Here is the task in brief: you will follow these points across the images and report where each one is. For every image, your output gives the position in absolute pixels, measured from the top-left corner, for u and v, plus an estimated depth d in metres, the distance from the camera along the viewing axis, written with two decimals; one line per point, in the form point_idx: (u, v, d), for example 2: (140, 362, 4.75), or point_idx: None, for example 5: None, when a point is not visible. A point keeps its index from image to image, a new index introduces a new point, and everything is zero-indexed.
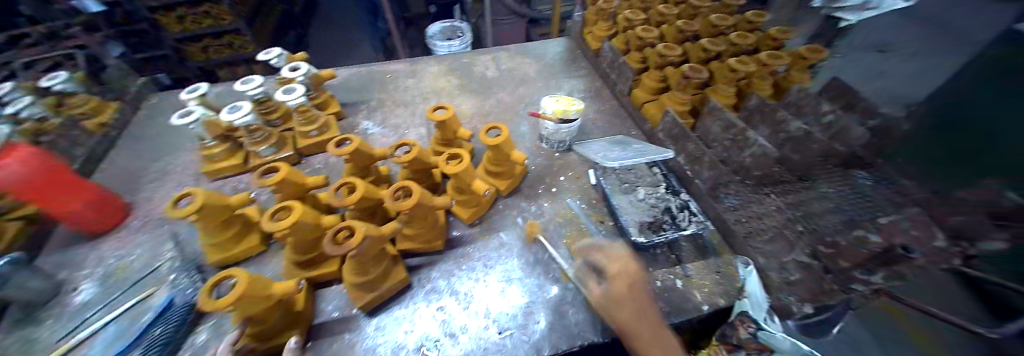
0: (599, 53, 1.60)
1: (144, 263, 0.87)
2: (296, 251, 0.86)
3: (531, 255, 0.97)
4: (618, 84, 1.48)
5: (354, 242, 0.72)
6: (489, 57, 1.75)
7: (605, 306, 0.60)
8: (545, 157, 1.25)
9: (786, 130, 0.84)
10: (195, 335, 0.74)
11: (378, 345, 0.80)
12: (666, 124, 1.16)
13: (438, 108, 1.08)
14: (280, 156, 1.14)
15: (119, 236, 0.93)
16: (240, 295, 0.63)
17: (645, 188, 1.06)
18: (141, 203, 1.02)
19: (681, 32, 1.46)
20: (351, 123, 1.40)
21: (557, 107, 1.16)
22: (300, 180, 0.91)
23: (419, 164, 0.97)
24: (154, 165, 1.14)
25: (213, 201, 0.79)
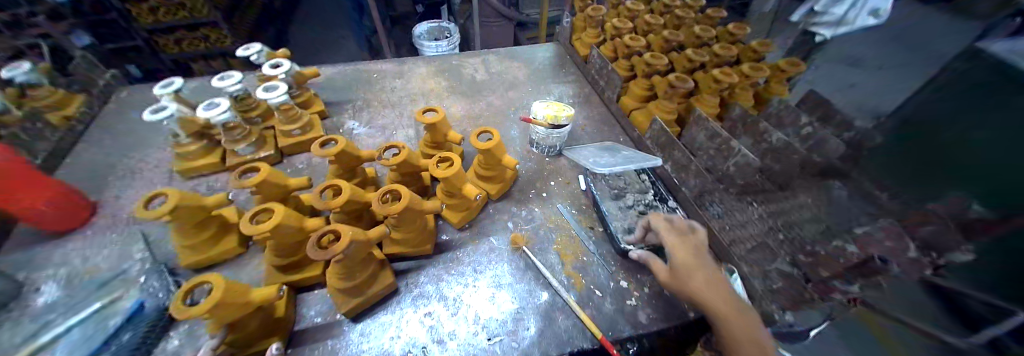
0: (588, 60, 1.62)
1: (114, 264, 0.81)
2: (278, 254, 0.82)
3: (520, 259, 0.97)
4: (607, 91, 1.50)
5: (339, 246, 0.69)
6: (479, 60, 1.75)
7: (679, 277, 0.65)
8: (535, 162, 1.25)
9: (768, 141, 0.98)
10: (168, 342, 0.69)
11: (362, 352, 0.77)
12: (653, 132, 1.19)
13: (427, 110, 1.07)
14: (261, 155, 1.10)
15: (82, 237, 0.87)
16: (217, 301, 0.60)
17: (633, 194, 1.08)
18: (108, 202, 0.96)
19: (667, 42, 1.48)
20: (335, 122, 1.36)
21: (547, 112, 1.15)
22: (283, 181, 0.88)
23: (408, 167, 0.95)
24: (123, 161, 1.08)
25: (189, 201, 0.74)
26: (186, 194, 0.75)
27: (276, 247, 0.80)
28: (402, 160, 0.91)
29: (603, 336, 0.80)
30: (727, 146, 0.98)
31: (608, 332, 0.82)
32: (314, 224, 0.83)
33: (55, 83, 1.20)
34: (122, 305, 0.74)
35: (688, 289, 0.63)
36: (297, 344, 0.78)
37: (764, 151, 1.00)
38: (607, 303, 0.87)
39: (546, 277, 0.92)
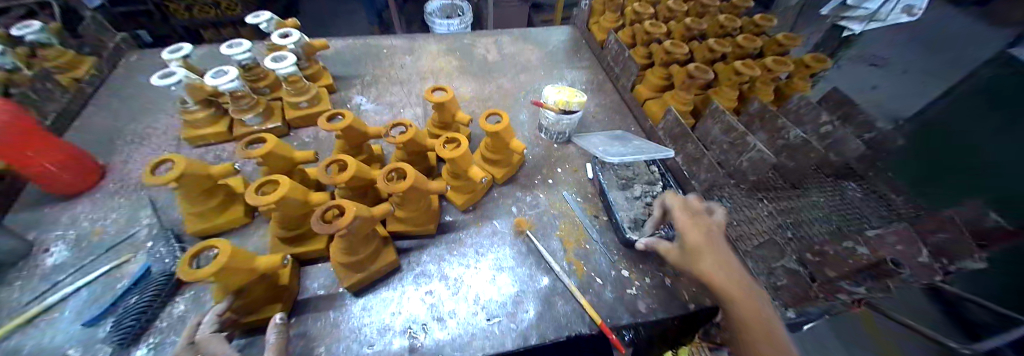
0: (604, 45, 1.57)
1: (121, 228, 0.83)
2: (282, 225, 0.83)
3: (523, 244, 0.96)
4: (621, 78, 1.45)
5: (344, 221, 0.69)
6: (491, 41, 1.70)
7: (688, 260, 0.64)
8: (543, 148, 1.23)
9: (785, 138, 0.95)
10: (173, 306, 0.71)
11: (364, 325, 0.79)
12: (667, 123, 1.16)
13: (437, 89, 1.05)
14: (268, 127, 1.09)
15: (92, 200, 0.88)
16: (223, 266, 0.61)
17: (640, 184, 1.06)
18: (117, 166, 0.96)
19: (688, 30, 1.43)
20: (343, 97, 1.35)
21: (558, 97, 1.11)
22: (289, 154, 0.88)
23: (415, 146, 0.94)
24: (131, 126, 1.08)
25: (196, 169, 0.75)
26: (193, 162, 0.75)
27: (281, 218, 0.81)
28: (409, 138, 0.89)
29: (603, 323, 0.80)
30: (742, 141, 0.95)
31: (606, 320, 0.82)
32: (319, 198, 0.83)
33: (66, 44, 1.19)
34: (130, 268, 0.75)
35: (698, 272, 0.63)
36: (301, 313, 0.80)
37: (780, 148, 0.97)
38: (607, 291, 0.87)
39: (548, 263, 0.92)
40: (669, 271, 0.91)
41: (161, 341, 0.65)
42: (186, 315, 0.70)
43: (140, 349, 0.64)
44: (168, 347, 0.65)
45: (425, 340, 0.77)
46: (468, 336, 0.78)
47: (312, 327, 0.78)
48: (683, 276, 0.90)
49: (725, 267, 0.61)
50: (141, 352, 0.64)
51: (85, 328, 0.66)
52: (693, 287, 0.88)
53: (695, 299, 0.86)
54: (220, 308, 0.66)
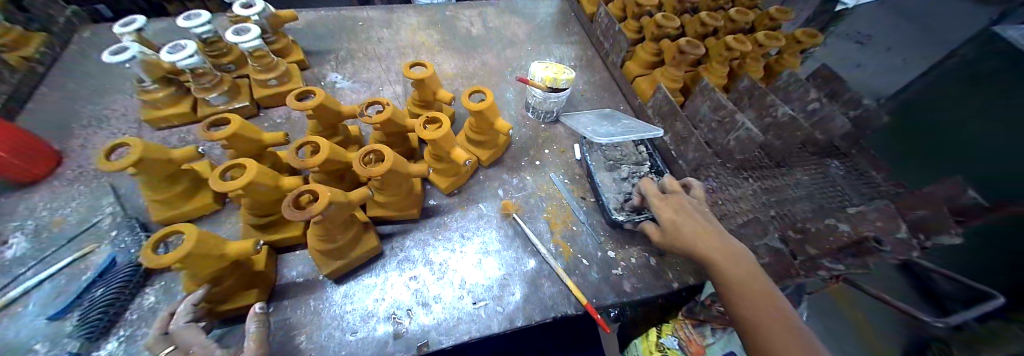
0: (594, 19, 1.50)
1: (83, 217, 0.77)
2: (254, 212, 0.79)
3: (510, 226, 0.95)
4: (611, 55, 1.40)
5: (317, 207, 0.66)
6: (475, 13, 1.61)
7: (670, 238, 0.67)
8: (530, 128, 1.19)
9: (774, 114, 0.94)
10: (143, 297, 0.68)
11: (346, 312, 0.77)
12: (657, 101, 1.13)
13: (416, 65, 0.98)
14: (236, 106, 1.03)
15: (51, 187, 0.81)
16: (189, 251, 0.58)
17: (628, 165, 1.04)
18: (73, 151, 0.89)
19: (681, 3, 1.37)
20: (317, 74, 1.27)
21: (546, 74, 1.05)
22: (257, 136, 0.82)
23: (393, 127, 0.89)
24: (87, 108, 0.99)
25: (153, 153, 0.69)
26: (151, 145, 0.70)
27: (253, 205, 0.76)
28: (387, 118, 0.84)
29: (589, 303, 0.80)
30: (731, 119, 0.93)
31: (593, 300, 0.82)
32: (292, 183, 0.78)
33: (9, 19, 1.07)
34: (95, 259, 0.71)
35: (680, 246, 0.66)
36: (279, 301, 0.78)
37: (768, 126, 0.96)
38: (593, 272, 0.87)
39: (535, 245, 0.91)
40: (655, 252, 0.91)
41: (133, 334, 0.63)
42: (157, 307, 0.67)
43: (111, 343, 0.62)
44: (140, 339, 0.62)
45: (410, 325, 0.76)
46: (453, 320, 0.77)
47: (292, 316, 0.76)
48: (669, 257, 0.91)
49: (706, 236, 0.65)
50: (112, 346, 0.61)
51: (50, 323, 0.62)
52: (678, 267, 0.89)
53: (679, 278, 0.87)
54: (195, 297, 0.63)
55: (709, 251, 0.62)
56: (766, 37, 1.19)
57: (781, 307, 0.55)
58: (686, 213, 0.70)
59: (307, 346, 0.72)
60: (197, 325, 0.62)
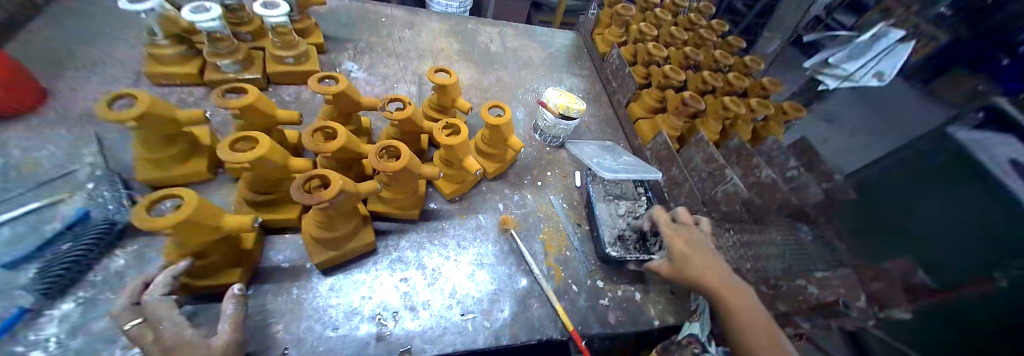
0: (606, 58, 1.59)
1: (60, 163, 0.72)
2: (254, 187, 0.76)
3: (506, 242, 0.96)
4: (617, 94, 1.49)
5: (328, 193, 0.65)
6: (495, 31, 1.66)
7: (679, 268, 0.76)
8: (536, 149, 1.22)
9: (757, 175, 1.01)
10: (111, 259, 0.63)
11: (330, 306, 0.74)
12: (657, 144, 1.21)
13: (440, 70, 1.01)
14: (246, 77, 1.00)
15: (30, 125, 0.76)
16: (187, 216, 0.56)
17: (626, 201, 1.10)
18: (60, 91, 0.84)
19: (687, 60, 1.49)
20: (332, 60, 1.26)
21: (559, 101, 1.13)
22: (271, 112, 0.80)
23: (410, 126, 0.89)
24: (82, 49, 0.94)
25: (160, 111, 0.67)
26: (158, 101, 0.67)
27: (255, 180, 0.74)
28: (407, 117, 0.86)
29: (575, 329, 0.82)
30: (720, 172, 1.00)
31: (579, 327, 0.84)
32: (300, 165, 0.77)
33: None
34: (65, 209, 0.65)
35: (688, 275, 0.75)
36: (260, 284, 0.74)
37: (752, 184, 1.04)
38: (581, 299, 0.89)
39: (528, 264, 0.92)
40: (640, 287, 0.95)
41: (94, 298, 0.58)
42: (126, 272, 0.63)
43: (66, 304, 0.57)
44: (101, 305, 0.58)
45: (394, 328, 0.74)
46: (439, 329, 0.76)
47: (272, 302, 0.72)
48: (653, 293, 0.95)
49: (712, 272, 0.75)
50: (68, 307, 0.57)
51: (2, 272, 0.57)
52: (660, 305, 0.93)
53: (660, 316, 0.91)
54: (179, 268, 0.60)
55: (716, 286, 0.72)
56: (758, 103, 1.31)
57: (777, 341, 0.65)
58: (699, 248, 0.79)
59: (283, 336, 0.68)
60: (171, 299, 0.57)
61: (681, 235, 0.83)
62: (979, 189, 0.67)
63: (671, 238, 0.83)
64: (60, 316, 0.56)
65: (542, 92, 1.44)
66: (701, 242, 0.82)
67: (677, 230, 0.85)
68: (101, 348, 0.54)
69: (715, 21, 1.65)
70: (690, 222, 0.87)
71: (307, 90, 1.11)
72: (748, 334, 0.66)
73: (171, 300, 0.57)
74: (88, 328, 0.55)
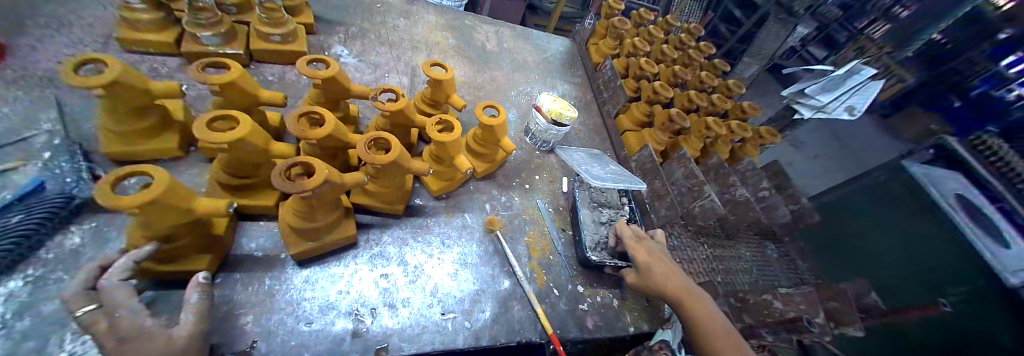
0: (599, 68, 1.62)
1: (12, 129, 0.70)
2: (229, 169, 0.72)
3: (491, 243, 0.95)
4: (607, 104, 1.51)
5: (312, 182, 0.62)
6: (492, 30, 1.65)
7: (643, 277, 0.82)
8: (526, 152, 1.23)
9: (732, 193, 1.19)
10: (66, 236, 0.62)
11: (304, 299, 0.71)
12: (642, 156, 1.25)
13: (437, 65, 0.99)
14: (228, 51, 0.95)
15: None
16: (162, 193, 0.53)
17: (609, 210, 1.11)
18: (22, 57, 0.83)
19: (676, 78, 1.54)
20: (322, 42, 1.21)
21: (553, 106, 1.14)
22: (253, 92, 0.76)
23: (403, 118, 0.87)
24: (49, 9, 0.95)
25: (133, 80, 0.64)
26: (129, 69, 0.64)
27: (231, 162, 0.70)
28: (400, 109, 0.83)
29: (553, 333, 0.82)
30: (699, 188, 1.10)
31: (558, 331, 0.84)
32: (282, 150, 0.73)
33: None
34: (17, 179, 0.64)
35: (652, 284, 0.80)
36: (228, 273, 0.70)
37: (726, 200, 1.22)
38: (562, 303, 0.90)
39: (511, 266, 0.92)
40: (618, 293, 0.97)
41: (45, 276, 0.57)
42: (82, 251, 0.61)
43: (13, 281, 0.55)
44: (52, 285, 0.56)
45: (372, 325, 0.71)
46: (418, 328, 0.75)
47: (240, 292, 0.68)
48: (629, 300, 0.97)
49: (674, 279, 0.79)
50: (15, 285, 0.54)
51: None
52: (636, 312, 0.95)
53: (636, 322, 0.93)
54: (142, 252, 0.56)
55: (676, 293, 0.77)
56: (738, 126, 1.38)
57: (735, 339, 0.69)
58: (660, 260, 0.83)
59: (250, 329, 0.64)
60: (131, 285, 0.53)
61: (642, 247, 0.88)
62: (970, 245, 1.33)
63: (635, 251, 0.86)
64: (5, 294, 0.53)
65: (534, 96, 1.44)
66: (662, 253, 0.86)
67: (636, 244, 0.88)
68: (50, 331, 0.52)
69: (704, 43, 1.72)
70: (644, 235, 0.92)
71: (292, 71, 1.06)
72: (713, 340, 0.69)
73: (132, 286, 0.54)
74: (37, 310, 0.53)
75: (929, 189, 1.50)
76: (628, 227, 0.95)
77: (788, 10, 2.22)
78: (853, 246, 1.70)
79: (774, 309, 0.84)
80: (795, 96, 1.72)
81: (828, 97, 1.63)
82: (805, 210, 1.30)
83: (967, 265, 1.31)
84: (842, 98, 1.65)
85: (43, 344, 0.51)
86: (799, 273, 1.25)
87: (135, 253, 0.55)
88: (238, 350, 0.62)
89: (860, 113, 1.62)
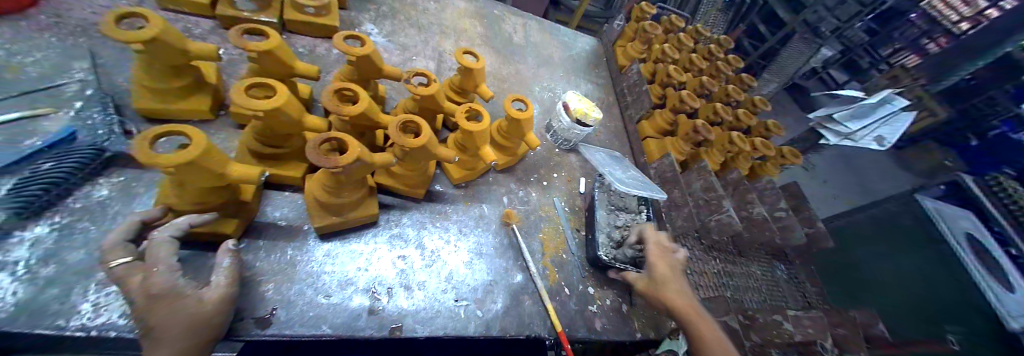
0: (625, 71, 1.60)
1: (48, 76, 0.72)
2: (261, 137, 0.73)
3: (505, 236, 0.95)
4: (630, 108, 1.49)
5: (346, 158, 0.62)
6: (521, 22, 1.62)
7: (655, 287, 0.82)
8: (547, 149, 1.23)
9: (749, 211, 1.19)
10: (95, 187, 0.63)
11: (324, 273, 0.72)
12: (662, 164, 1.25)
13: (469, 52, 0.99)
14: (261, 19, 0.94)
15: (17, 28, 0.77)
16: (197, 153, 0.53)
17: (626, 214, 1.08)
18: (60, 5, 0.84)
19: (703, 88, 1.53)
20: (352, 18, 1.20)
21: (579, 106, 1.16)
22: (288, 62, 0.76)
23: (432, 102, 0.87)
24: None
25: (170, 39, 0.63)
26: (168, 28, 0.64)
27: (265, 132, 0.70)
28: (430, 94, 0.83)
29: (561, 331, 0.83)
30: (717, 202, 1.09)
31: (566, 329, 0.85)
32: (314, 123, 0.73)
33: None
34: (49, 126, 0.65)
35: (664, 294, 0.80)
36: (253, 240, 0.71)
37: (742, 217, 1.21)
38: (571, 303, 0.90)
39: (525, 261, 0.92)
40: (627, 298, 0.97)
41: (72, 225, 0.57)
42: (109, 204, 0.62)
43: (40, 227, 0.55)
44: (78, 233, 0.57)
45: (387, 304, 0.72)
46: (432, 311, 0.75)
47: (263, 259, 0.69)
48: (638, 307, 0.97)
49: (683, 293, 0.80)
50: (41, 231, 0.55)
51: None
52: (643, 319, 0.95)
53: (642, 329, 0.93)
54: (199, 218, 0.60)
55: (683, 305, 0.78)
56: (760, 142, 1.37)
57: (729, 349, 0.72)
58: (677, 276, 0.84)
59: (270, 297, 0.65)
60: (175, 242, 0.56)
61: (664, 257, 0.87)
62: (967, 279, 1.37)
63: (655, 259, 0.86)
64: (31, 239, 0.54)
65: (557, 93, 1.43)
66: (681, 265, 0.87)
67: (665, 254, 0.88)
68: (73, 280, 0.53)
69: (733, 56, 1.70)
70: (671, 246, 0.90)
71: (322, 44, 1.06)
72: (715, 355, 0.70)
73: (175, 244, 0.56)
74: (62, 258, 0.54)
75: (941, 226, 1.50)
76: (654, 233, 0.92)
77: (814, 30, 2.24)
78: (858, 272, 1.66)
79: (784, 329, 0.86)
80: (825, 119, 1.75)
81: (857, 125, 1.67)
82: (820, 234, 1.29)
83: (968, 304, 1.34)
84: (871, 126, 1.70)
85: (66, 292, 0.51)
86: (806, 296, 1.27)
87: (175, 222, 0.57)
88: (258, 316, 0.62)
89: (889, 143, 1.67)
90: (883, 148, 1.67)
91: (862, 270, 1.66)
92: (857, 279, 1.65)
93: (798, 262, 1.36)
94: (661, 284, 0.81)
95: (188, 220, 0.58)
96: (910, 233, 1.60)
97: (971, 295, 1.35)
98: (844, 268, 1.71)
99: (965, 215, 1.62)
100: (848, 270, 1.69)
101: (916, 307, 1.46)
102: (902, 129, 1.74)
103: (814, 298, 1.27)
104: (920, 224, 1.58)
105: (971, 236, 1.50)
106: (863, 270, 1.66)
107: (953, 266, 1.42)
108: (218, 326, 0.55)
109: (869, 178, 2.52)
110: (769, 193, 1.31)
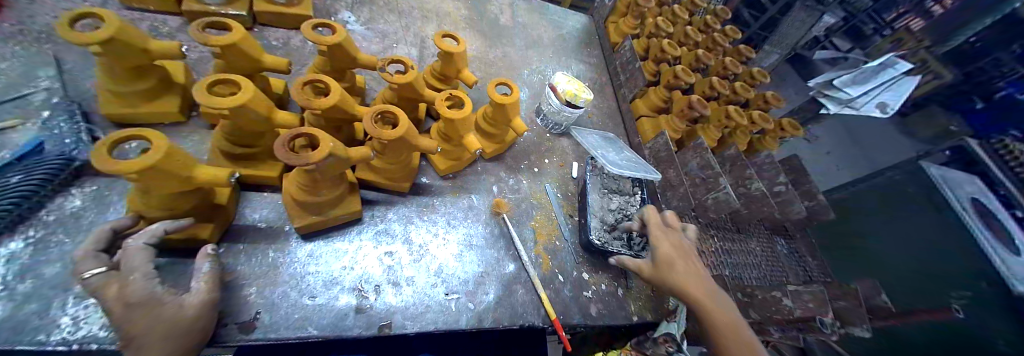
0: (617, 48, 1.54)
1: (10, 85, 0.69)
2: (232, 137, 0.70)
3: (497, 226, 0.93)
4: (624, 87, 1.44)
5: (319, 154, 0.59)
6: (507, 2, 1.55)
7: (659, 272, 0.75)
8: (537, 133, 1.19)
9: (748, 187, 1.16)
10: (68, 198, 0.61)
11: (308, 274, 0.70)
12: (657, 144, 1.21)
13: (448, 36, 0.94)
14: (230, 13, 0.90)
15: None
16: (160, 158, 0.50)
17: (620, 197, 1.06)
18: (17, 10, 0.80)
19: (698, 61, 1.47)
20: (328, 7, 1.15)
21: (567, 87, 1.12)
22: (255, 56, 0.72)
23: (411, 91, 0.83)
24: None
25: (128, 39, 0.60)
26: (125, 26, 0.60)
27: (234, 131, 0.67)
28: (408, 82, 0.79)
29: (556, 319, 0.81)
30: (715, 180, 1.05)
31: (561, 316, 0.83)
32: (286, 119, 0.70)
33: None
34: (15, 137, 0.62)
35: (668, 280, 0.73)
36: (232, 244, 0.69)
37: (741, 194, 1.18)
38: (567, 290, 0.89)
39: (517, 250, 0.90)
40: (623, 282, 0.95)
41: (46, 238, 0.56)
42: (83, 214, 0.60)
43: (15, 242, 0.54)
44: (54, 247, 0.55)
45: (375, 302, 0.71)
46: (421, 306, 0.74)
47: (245, 263, 0.67)
48: (635, 290, 0.95)
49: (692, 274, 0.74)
50: (16, 246, 0.53)
51: None
52: (640, 302, 0.94)
53: (639, 312, 0.92)
54: (175, 224, 0.58)
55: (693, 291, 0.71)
56: (759, 116, 1.33)
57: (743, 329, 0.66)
58: (685, 255, 0.78)
59: (254, 301, 0.64)
60: (151, 250, 0.55)
61: (669, 237, 0.81)
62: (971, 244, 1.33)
63: (659, 239, 0.80)
64: (6, 255, 0.52)
65: (547, 75, 1.38)
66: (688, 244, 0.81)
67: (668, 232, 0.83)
68: (52, 294, 0.51)
69: (730, 26, 1.63)
70: (678, 227, 0.85)
71: (297, 36, 1.01)
72: (730, 344, 0.65)
73: (151, 252, 0.54)
74: (38, 273, 0.52)
75: (946, 191, 1.46)
76: (660, 215, 0.87)
77: None
78: (861, 240, 1.67)
79: (784, 305, 0.83)
80: (824, 87, 1.70)
81: (856, 91, 1.62)
82: (821, 207, 1.27)
83: (973, 269, 1.30)
84: (873, 93, 1.65)
85: (46, 306, 0.50)
86: (807, 270, 1.25)
87: (146, 231, 0.54)
88: (242, 321, 0.61)
89: (892, 109, 1.60)
90: (884, 114, 1.60)
91: (867, 238, 1.65)
92: (863, 246, 1.65)
93: (799, 237, 1.33)
94: (665, 266, 0.74)
95: (161, 227, 0.56)
96: (913, 200, 1.56)
97: (970, 259, 1.32)
98: (848, 238, 1.72)
99: (969, 180, 1.58)
100: (852, 239, 1.70)
101: (920, 275, 1.43)
102: (906, 93, 1.68)
103: (816, 273, 1.25)
104: (924, 191, 1.53)
105: (976, 200, 1.47)
106: (867, 238, 1.65)
107: (956, 231, 1.38)
108: (201, 332, 0.54)
109: (874, 146, 2.46)
110: (768, 168, 1.28)
